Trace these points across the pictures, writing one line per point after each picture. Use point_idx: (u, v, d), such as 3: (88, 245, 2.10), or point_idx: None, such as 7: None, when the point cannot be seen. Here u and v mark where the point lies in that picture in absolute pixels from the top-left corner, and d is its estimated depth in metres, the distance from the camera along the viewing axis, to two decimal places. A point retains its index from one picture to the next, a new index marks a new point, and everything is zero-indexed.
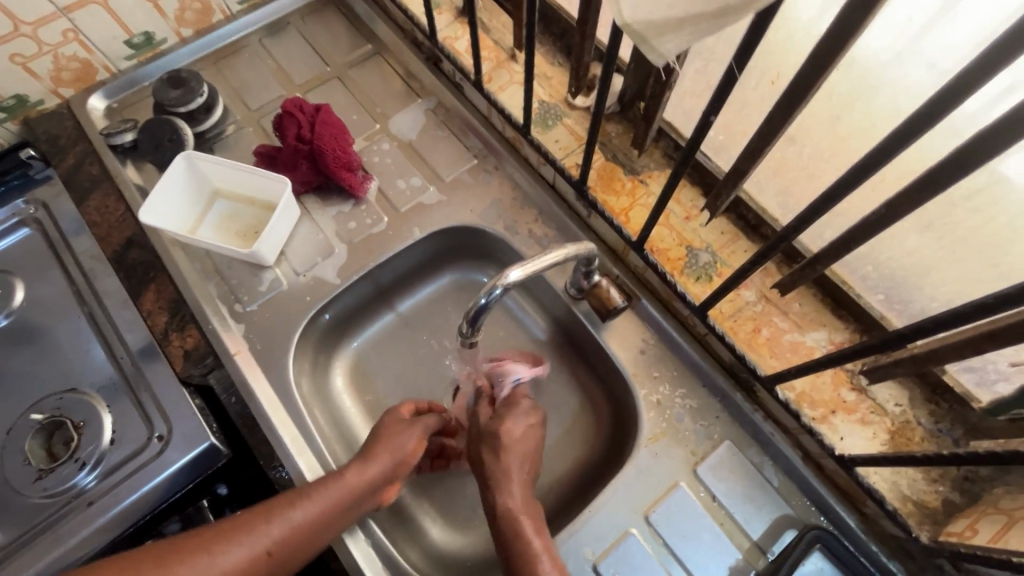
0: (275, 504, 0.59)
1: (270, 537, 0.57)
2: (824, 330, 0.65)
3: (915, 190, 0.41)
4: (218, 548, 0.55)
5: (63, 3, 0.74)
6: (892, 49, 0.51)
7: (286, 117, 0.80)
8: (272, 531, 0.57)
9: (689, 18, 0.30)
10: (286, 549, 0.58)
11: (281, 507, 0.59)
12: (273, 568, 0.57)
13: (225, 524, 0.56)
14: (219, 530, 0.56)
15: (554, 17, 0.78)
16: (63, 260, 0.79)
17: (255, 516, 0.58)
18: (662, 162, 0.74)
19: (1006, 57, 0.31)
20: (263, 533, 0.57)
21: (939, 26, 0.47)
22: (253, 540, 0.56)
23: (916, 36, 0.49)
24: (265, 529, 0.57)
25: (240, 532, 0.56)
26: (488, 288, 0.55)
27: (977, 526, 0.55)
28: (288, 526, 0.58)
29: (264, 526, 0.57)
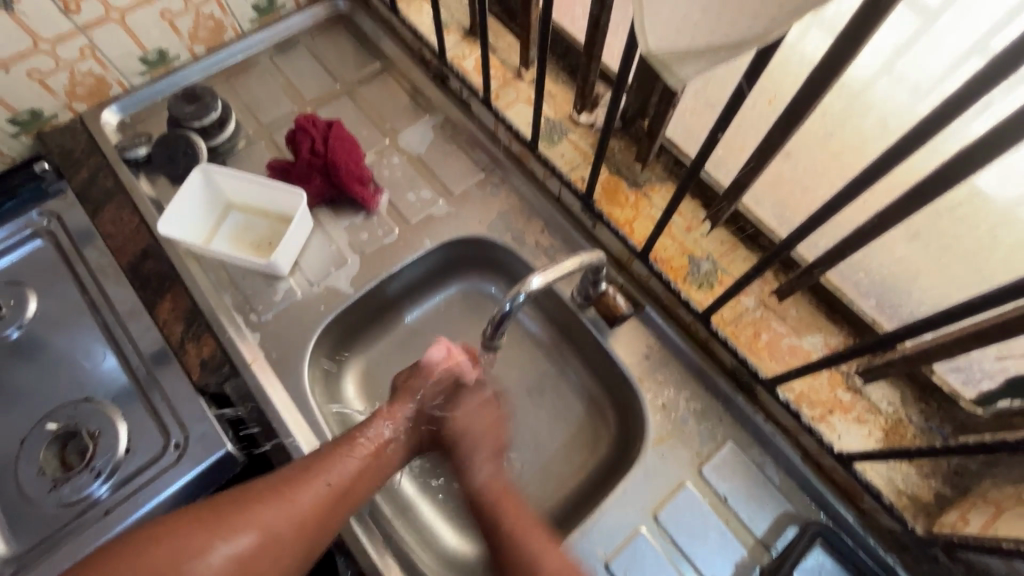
0: (326, 453, 0.64)
1: (326, 480, 0.62)
2: (820, 334, 0.69)
3: (906, 202, 0.45)
4: (287, 497, 0.61)
5: (82, 21, 0.76)
6: (881, 64, 0.57)
7: (300, 133, 0.82)
8: (328, 476, 0.63)
9: (708, 47, 0.34)
10: (347, 489, 0.63)
11: (331, 452, 0.64)
12: (339, 508, 0.62)
13: (286, 475, 0.62)
14: (284, 482, 0.62)
15: (558, 38, 0.82)
16: (76, 272, 0.80)
17: (314, 466, 0.63)
18: (664, 176, 0.78)
19: (985, 86, 0.35)
20: (318, 478, 0.62)
21: (915, 45, 0.54)
22: (312, 486, 0.61)
23: (896, 54, 0.56)
24: (320, 476, 0.62)
25: (299, 481, 0.62)
26: (511, 294, 0.58)
27: (968, 517, 0.58)
28: (341, 472, 0.63)
29: (317, 475, 0.62)
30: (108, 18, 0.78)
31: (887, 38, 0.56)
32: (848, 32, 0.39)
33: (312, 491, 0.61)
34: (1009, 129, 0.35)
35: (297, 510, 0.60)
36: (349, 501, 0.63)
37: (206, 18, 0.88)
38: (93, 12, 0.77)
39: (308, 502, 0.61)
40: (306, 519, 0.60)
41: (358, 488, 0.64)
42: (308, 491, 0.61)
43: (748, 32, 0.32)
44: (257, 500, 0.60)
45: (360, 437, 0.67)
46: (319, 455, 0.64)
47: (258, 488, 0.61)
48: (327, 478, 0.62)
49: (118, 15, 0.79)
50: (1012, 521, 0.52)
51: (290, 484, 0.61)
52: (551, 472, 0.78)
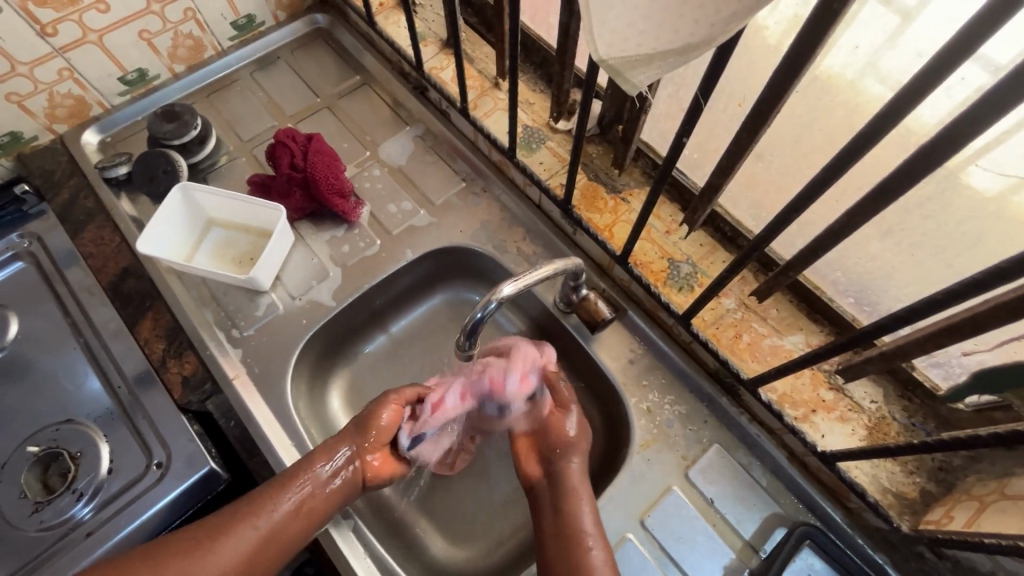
0: (256, 502, 0.61)
1: (254, 530, 0.59)
2: (800, 333, 0.69)
3: (870, 202, 0.46)
4: (212, 549, 0.57)
5: (59, 43, 0.77)
6: (863, 59, 0.53)
7: (280, 147, 0.83)
8: (258, 523, 0.60)
9: (656, 53, 0.34)
10: (276, 537, 0.60)
11: (263, 499, 0.61)
12: (267, 556, 0.60)
13: (211, 525, 0.58)
14: (212, 529, 0.58)
15: (533, 47, 0.82)
16: (57, 292, 0.79)
17: (242, 515, 0.60)
18: (642, 180, 0.79)
19: (924, 87, 0.36)
20: (246, 527, 0.59)
21: (898, 40, 0.51)
22: (237, 538, 0.58)
23: (879, 50, 0.52)
24: (250, 524, 0.59)
25: (227, 531, 0.58)
26: (482, 302, 0.58)
27: (953, 513, 0.58)
28: (271, 519, 0.60)
29: (249, 523, 0.59)
30: (85, 40, 0.79)
31: (863, 35, 0.53)
32: (802, 36, 0.40)
33: (240, 542, 0.58)
34: (965, 123, 0.36)
35: (220, 563, 0.57)
36: (278, 550, 0.60)
37: (184, 36, 0.89)
38: (70, 34, 0.77)
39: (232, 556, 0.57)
40: (232, 572, 0.57)
41: (289, 536, 0.61)
42: (233, 542, 0.58)
43: (694, 36, 0.32)
44: (181, 554, 0.56)
45: (294, 482, 0.63)
46: (248, 503, 0.61)
47: (180, 540, 0.57)
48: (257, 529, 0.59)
49: (95, 36, 0.79)
50: (996, 516, 0.52)
51: (217, 533, 0.58)
52: None
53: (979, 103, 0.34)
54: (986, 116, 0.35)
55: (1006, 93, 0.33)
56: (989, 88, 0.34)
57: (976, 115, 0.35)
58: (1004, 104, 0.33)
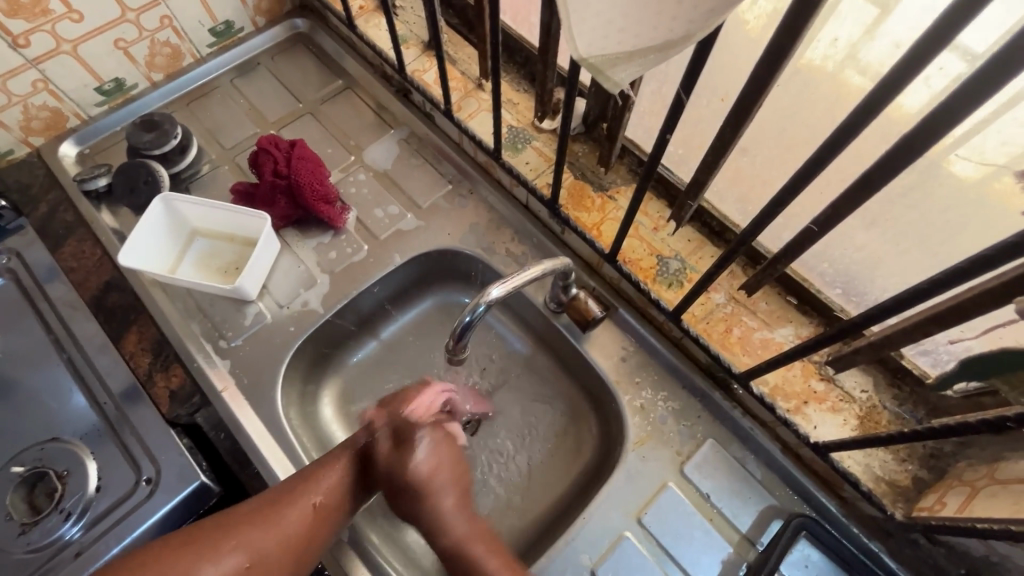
0: (308, 471, 0.65)
1: (311, 501, 0.63)
2: (790, 326, 0.70)
3: (854, 194, 0.46)
4: (273, 514, 0.61)
5: (33, 54, 0.75)
6: (844, 51, 0.54)
7: (262, 154, 0.82)
8: (313, 493, 0.63)
9: (636, 50, 0.34)
10: (332, 507, 0.64)
11: (315, 471, 0.65)
12: (327, 522, 0.63)
13: (270, 496, 0.63)
14: (269, 500, 0.62)
15: (516, 46, 0.82)
16: (38, 308, 0.77)
17: (298, 483, 0.64)
18: (628, 178, 0.78)
19: (903, 79, 0.36)
20: (303, 498, 0.63)
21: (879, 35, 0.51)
22: (296, 507, 0.62)
23: (860, 42, 0.52)
24: (311, 490, 0.63)
25: (282, 502, 0.62)
26: (472, 306, 0.58)
27: (945, 499, 0.58)
28: (325, 490, 0.64)
29: (303, 493, 0.63)
30: (60, 50, 0.78)
31: (842, 27, 0.53)
32: (781, 30, 0.40)
33: (298, 511, 0.62)
34: (944, 112, 0.36)
35: (285, 529, 0.61)
36: (333, 519, 0.64)
37: (162, 44, 0.88)
38: (44, 45, 0.76)
39: (294, 524, 0.61)
40: (291, 541, 0.61)
41: (345, 503, 0.65)
42: (291, 512, 0.62)
43: (672, 33, 0.32)
44: (245, 521, 0.60)
45: (339, 457, 0.66)
46: (302, 473, 0.65)
47: (239, 510, 0.61)
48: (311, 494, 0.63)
49: (69, 46, 0.78)
50: (987, 501, 0.52)
51: (275, 504, 0.62)
52: (536, 483, 0.77)
53: (957, 93, 0.35)
54: (963, 106, 0.35)
55: (983, 82, 0.33)
56: (966, 79, 0.34)
57: (953, 106, 0.35)
58: (981, 93, 0.34)
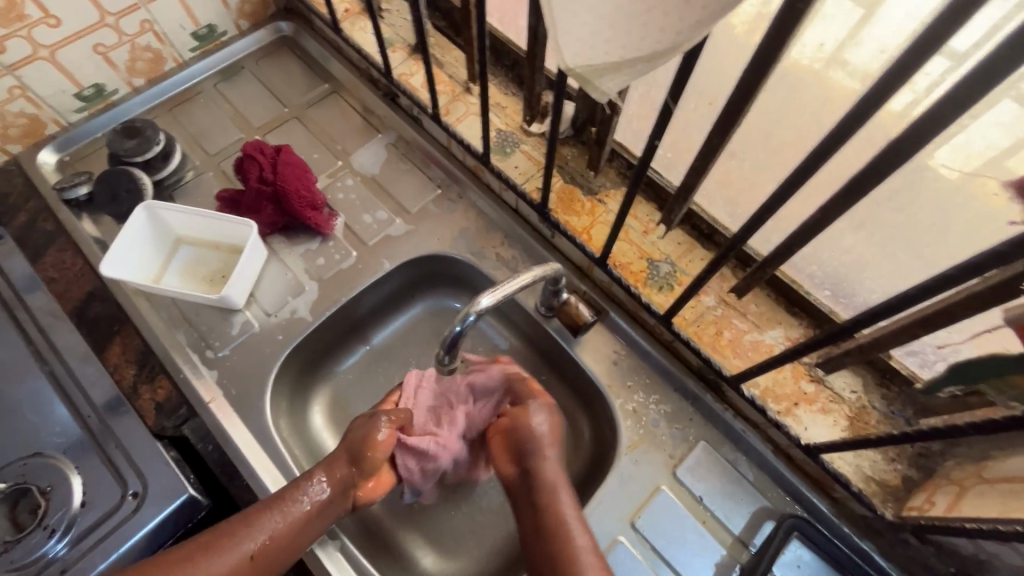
0: (246, 518, 0.59)
1: (246, 548, 0.57)
2: (780, 328, 0.70)
3: (841, 199, 0.46)
4: (202, 561, 0.55)
5: (9, 60, 0.74)
6: (828, 55, 0.54)
7: (248, 160, 0.81)
8: (249, 543, 0.58)
9: (624, 60, 0.34)
10: (271, 555, 0.58)
11: (256, 516, 0.59)
12: None
13: (202, 540, 0.57)
14: (200, 545, 0.56)
15: (504, 49, 0.82)
16: (17, 320, 0.75)
17: (238, 526, 0.58)
18: (618, 181, 0.78)
19: (891, 86, 0.36)
20: (239, 544, 0.57)
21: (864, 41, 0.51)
22: (231, 552, 0.56)
23: (843, 46, 0.52)
24: (252, 532, 0.58)
25: (213, 548, 0.56)
26: (462, 314, 0.57)
27: (934, 498, 0.59)
28: (264, 536, 0.58)
29: (237, 542, 0.57)
30: (37, 56, 0.76)
31: (828, 30, 0.52)
32: (768, 38, 0.40)
33: (231, 560, 0.56)
34: (930, 120, 0.36)
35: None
36: (268, 571, 0.58)
37: (143, 49, 0.86)
38: (20, 51, 0.74)
39: (223, 572, 0.55)
40: None
41: (281, 557, 0.59)
42: (221, 559, 0.56)
43: (660, 43, 0.32)
44: (171, 566, 0.54)
45: (289, 499, 0.61)
46: (238, 520, 0.59)
47: (164, 556, 0.55)
48: (247, 543, 0.58)
49: (47, 52, 0.76)
50: (975, 500, 0.53)
51: (206, 550, 0.56)
52: None
53: (942, 101, 0.35)
54: (948, 113, 0.35)
55: (967, 90, 0.33)
56: (953, 87, 0.34)
57: (940, 113, 0.36)
58: (965, 102, 0.34)
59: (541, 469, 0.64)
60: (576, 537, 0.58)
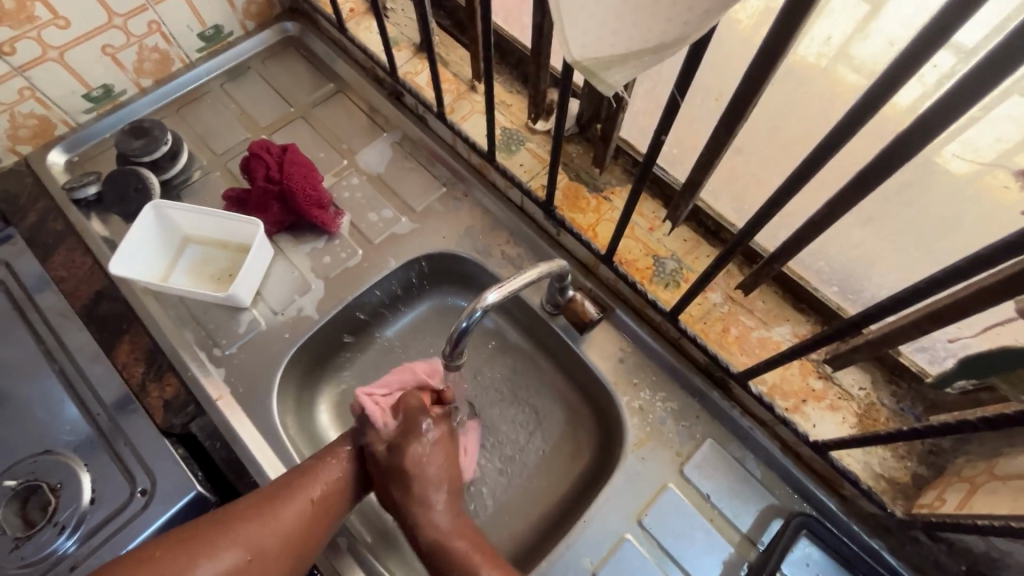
0: (303, 469, 0.65)
1: (309, 494, 0.63)
2: (787, 324, 0.69)
3: (849, 193, 0.46)
4: (273, 506, 0.62)
5: (19, 62, 0.75)
6: (835, 50, 0.53)
7: (254, 159, 0.81)
8: (312, 488, 0.64)
9: (630, 53, 0.34)
10: (333, 497, 0.65)
11: (312, 467, 0.65)
12: (325, 517, 0.64)
13: (269, 490, 0.63)
14: (267, 494, 0.62)
15: (508, 47, 0.82)
16: (28, 319, 0.76)
17: (298, 476, 0.64)
18: (623, 178, 0.78)
19: (899, 78, 0.35)
20: (303, 491, 0.63)
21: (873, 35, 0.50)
22: (297, 499, 0.62)
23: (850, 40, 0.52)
24: (312, 480, 0.65)
25: (281, 496, 0.62)
26: (468, 311, 0.57)
27: (945, 496, 0.58)
28: (323, 484, 0.65)
29: (301, 489, 0.63)
30: (46, 57, 0.77)
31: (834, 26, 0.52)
32: (774, 31, 0.39)
33: (298, 504, 0.62)
34: (939, 111, 0.36)
35: (284, 521, 0.61)
36: (331, 512, 0.65)
37: (150, 50, 0.87)
38: (29, 52, 0.75)
39: (293, 514, 0.61)
40: (290, 534, 0.61)
41: (341, 499, 0.66)
42: (290, 505, 0.62)
43: (666, 35, 0.32)
44: (244, 515, 0.60)
45: (339, 451, 0.68)
46: (297, 471, 0.65)
47: (236, 506, 0.61)
48: (309, 490, 0.64)
49: (55, 53, 0.77)
50: (986, 497, 0.52)
51: (272, 498, 0.62)
52: (537, 484, 0.77)
53: (950, 93, 0.35)
54: (958, 105, 0.35)
55: (977, 80, 0.33)
56: (963, 77, 0.34)
57: (949, 105, 0.35)
58: (975, 92, 0.34)
59: (444, 538, 0.63)
60: None
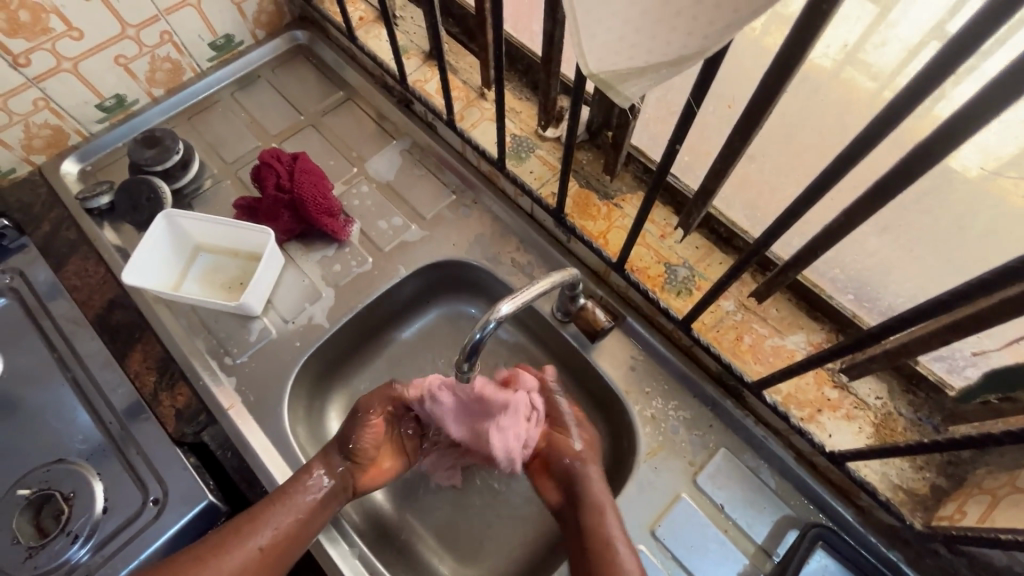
0: (248, 517, 0.62)
1: (255, 543, 0.61)
2: (802, 332, 0.69)
3: (868, 202, 0.45)
4: (213, 559, 0.59)
5: (33, 73, 0.75)
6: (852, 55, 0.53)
7: (265, 168, 0.82)
8: (256, 539, 0.61)
9: (648, 66, 0.34)
10: (281, 545, 0.61)
11: (260, 513, 0.62)
12: (274, 566, 0.61)
13: (213, 541, 0.60)
14: (208, 545, 0.60)
15: (518, 54, 0.82)
16: (42, 328, 0.76)
17: (243, 524, 0.61)
18: (634, 185, 0.78)
19: (920, 90, 0.35)
20: (246, 542, 0.61)
21: (889, 40, 0.51)
22: (241, 549, 0.60)
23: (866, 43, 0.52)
24: (260, 527, 0.61)
25: (222, 548, 0.60)
26: (481, 322, 0.57)
27: (965, 508, 0.57)
28: (270, 532, 0.61)
29: (243, 540, 0.61)
30: (60, 68, 0.77)
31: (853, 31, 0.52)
32: (792, 42, 0.39)
33: (239, 556, 0.60)
34: (965, 121, 0.35)
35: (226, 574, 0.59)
36: (280, 561, 0.62)
37: (162, 60, 0.87)
38: (44, 63, 0.75)
39: (235, 567, 0.59)
40: None
41: (293, 546, 0.62)
42: (233, 557, 0.59)
43: (684, 49, 0.31)
44: (184, 567, 0.58)
45: (291, 493, 0.64)
46: (242, 518, 0.62)
47: (176, 559, 0.59)
48: (253, 538, 0.61)
49: (70, 64, 0.78)
50: (1009, 510, 0.51)
51: (214, 549, 0.60)
52: None
53: (977, 103, 0.34)
54: (983, 115, 0.34)
55: (1002, 91, 0.32)
56: (988, 88, 0.33)
57: (974, 115, 0.34)
58: (1000, 103, 0.33)
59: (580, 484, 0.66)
60: (617, 549, 0.61)
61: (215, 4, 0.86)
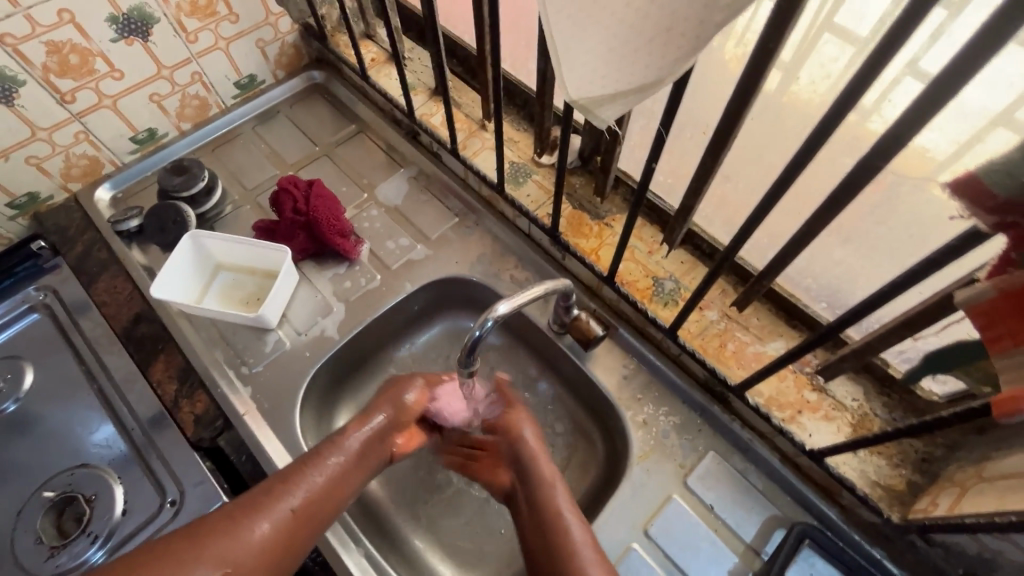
0: (282, 477, 0.61)
1: (289, 503, 0.59)
2: (781, 339, 0.74)
3: (822, 213, 0.51)
4: (251, 519, 0.56)
5: (77, 108, 0.83)
6: None
7: (283, 194, 0.87)
8: (293, 497, 0.59)
9: (619, 92, 0.40)
10: (310, 512, 0.60)
11: (294, 473, 0.61)
12: (308, 527, 0.60)
13: (245, 503, 0.58)
14: (243, 508, 0.57)
15: (517, 90, 0.90)
16: (71, 342, 0.83)
17: (280, 483, 0.60)
18: (622, 206, 0.84)
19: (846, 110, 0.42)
20: (283, 500, 0.59)
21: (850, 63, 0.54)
22: (274, 511, 0.58)
23: None
24: (284, 500, 0.59)
25: (257, 509, 0.57)
26: (480, 321, 0.62)
27: (938, 500, 0.61)
28: (304, 492, 0.60)
29: (279, 500, 0.59)
30: (101, 104, 0.86)
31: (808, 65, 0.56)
32: (746, 75, 0.46)
33: (273, 519, 0.57)
34: (891, 139, 0.42)
35: (251, 548, 0.55)
36: (314, 522, 0.60)
37: (192, 97, 0.96)
38: (87, 100, 0.84)
39: (269, 528, 0.56)
40: (263, 553, 0.56)
41: (332, 504, 0.62)
42: (265, 519, 0.57)
43: (646, 78, 0.38)
44: (213, 532, 0.54)
45: (324, 455, 0.64)
46: (276, 479, 0.61)
47: (208, 522, 0.55)
48: (292, 498, 0.59)
49: (110, 101, 0.86)
50: (975, 498, 0.55)
51: (251, 509, 0.57)
52: None
53: (896, 123, 0.40)
54: (904, 132, 0.41)
55: (915, 115, 0.39)
56: (904, 113, 0.40)
57: (896, 132, 0.41)
58: (914, 125, 0.39)
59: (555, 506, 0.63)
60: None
61: (242, 48, 0.96)
